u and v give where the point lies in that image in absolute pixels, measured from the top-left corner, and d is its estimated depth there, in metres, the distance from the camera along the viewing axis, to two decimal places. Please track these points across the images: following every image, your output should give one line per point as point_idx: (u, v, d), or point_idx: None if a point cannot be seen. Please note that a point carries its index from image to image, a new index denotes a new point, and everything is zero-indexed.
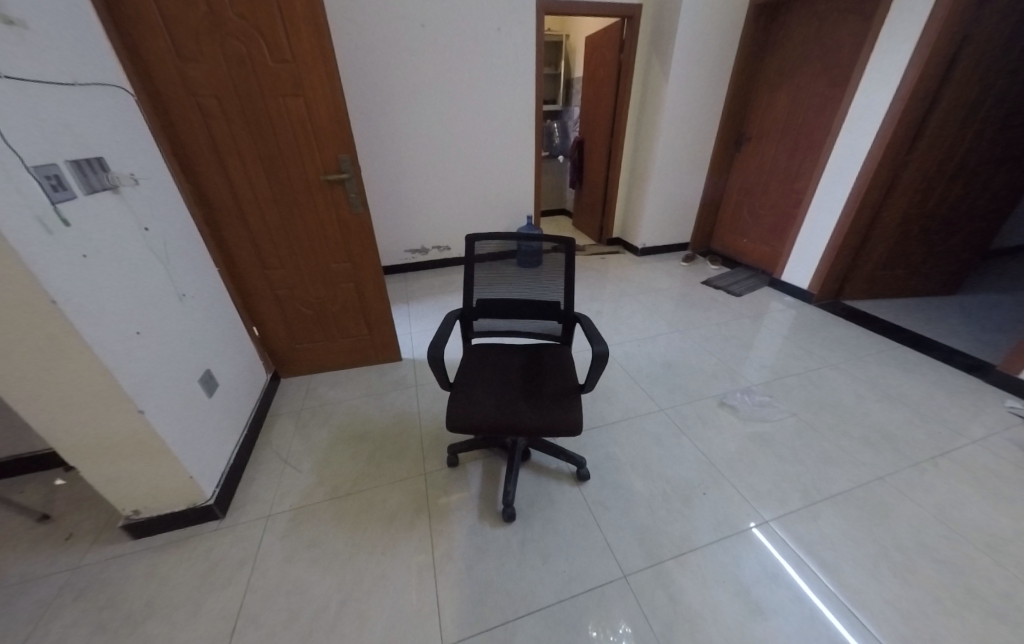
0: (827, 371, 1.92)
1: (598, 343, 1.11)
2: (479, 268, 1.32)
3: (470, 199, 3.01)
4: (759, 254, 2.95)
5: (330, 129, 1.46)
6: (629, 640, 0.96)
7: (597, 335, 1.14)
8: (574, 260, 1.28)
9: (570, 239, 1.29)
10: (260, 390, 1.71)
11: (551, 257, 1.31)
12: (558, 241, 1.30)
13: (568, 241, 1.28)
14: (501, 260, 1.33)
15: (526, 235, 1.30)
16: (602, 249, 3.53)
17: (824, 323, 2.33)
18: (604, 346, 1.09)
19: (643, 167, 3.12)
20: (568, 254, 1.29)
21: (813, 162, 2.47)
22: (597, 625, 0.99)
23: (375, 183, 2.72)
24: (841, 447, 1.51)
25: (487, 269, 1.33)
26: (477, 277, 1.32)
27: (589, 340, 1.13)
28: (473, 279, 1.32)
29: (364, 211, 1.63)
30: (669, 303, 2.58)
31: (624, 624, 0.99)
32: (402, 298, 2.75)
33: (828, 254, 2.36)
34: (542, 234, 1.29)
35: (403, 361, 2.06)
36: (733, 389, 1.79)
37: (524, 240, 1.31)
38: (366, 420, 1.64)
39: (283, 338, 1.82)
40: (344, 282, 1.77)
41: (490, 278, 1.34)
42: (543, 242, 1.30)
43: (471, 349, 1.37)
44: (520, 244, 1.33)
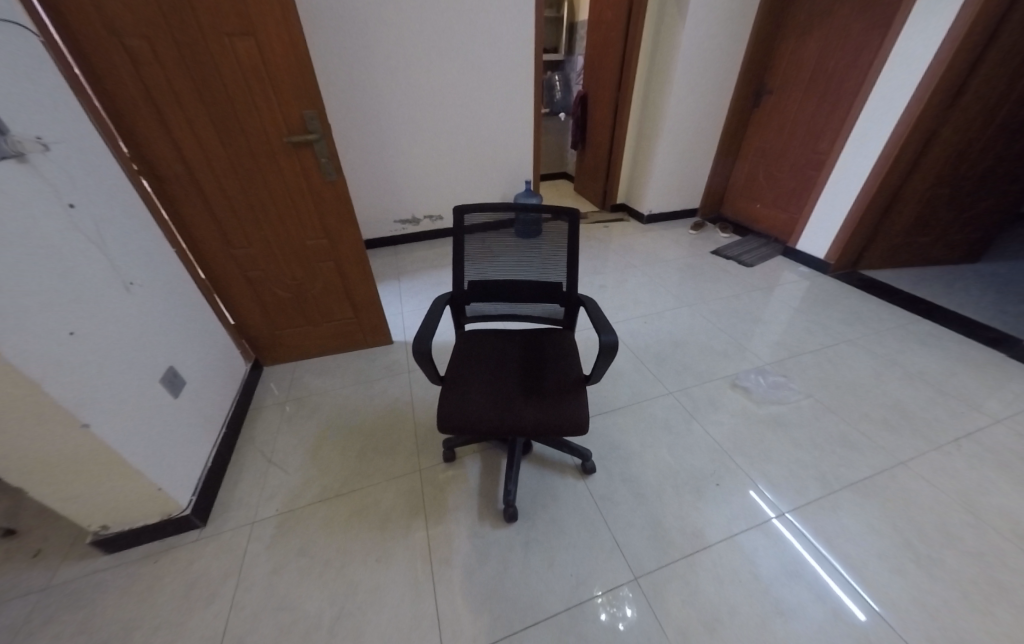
0: (845, 347, 1.77)
1: (606, 331, 0.95)
2: (470, 245, 1.15)
3: (461, 163, 2.75)
4: (773, 221, 2.76)
5: (289, 78, 1.23)
6: (631, 600, 0.95)
7: (606, 322, 0.99)
8: (579, 235, 1.11)
9: (575, 209, 1.11)
10: (239, 381, 1.57)
11: (552, 230, 1.13)
12: (561, 211, 1.13)
13: (572, 211, 1.11)
14: (495, 236, 1.15)
15: (523, 204, 1.13)
16: (605, 216, 3.32)
17: (839, 295, 2.18)
18: (613, 336, 0.93)
19: (653, 124, 2.84)
20: (573, 228, 1.12)
21: (841, 115, 2.23)
22: (601, 589, 0.97)
23: (359, 146, 2.46)
24: (863, 430, 1.35)
25: (478, 246, 1.16)
26: (468, 256, 1.16)
27: (596, 327, 0.98)
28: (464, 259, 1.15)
29: (339, 179, 1.44)
30: (677, 274, 2.42)
31: (626, 585, 0.98)
32: (392, 274, 2.57)
33: (851, 220, 2.18)
34: (541, 203, 1.12)
35: (394, 344, 1.92)
36: (746, 369, 1.63)
37: (520, 210, 1.13)
38: (355, 412, 1.53)
39: (261, 324, 1.66)
40: (323, 261, 1.60)
41: (483, 257, 1.17)
42: (543, 213, 1.12)
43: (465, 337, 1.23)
44: (516, 215, 1.15)
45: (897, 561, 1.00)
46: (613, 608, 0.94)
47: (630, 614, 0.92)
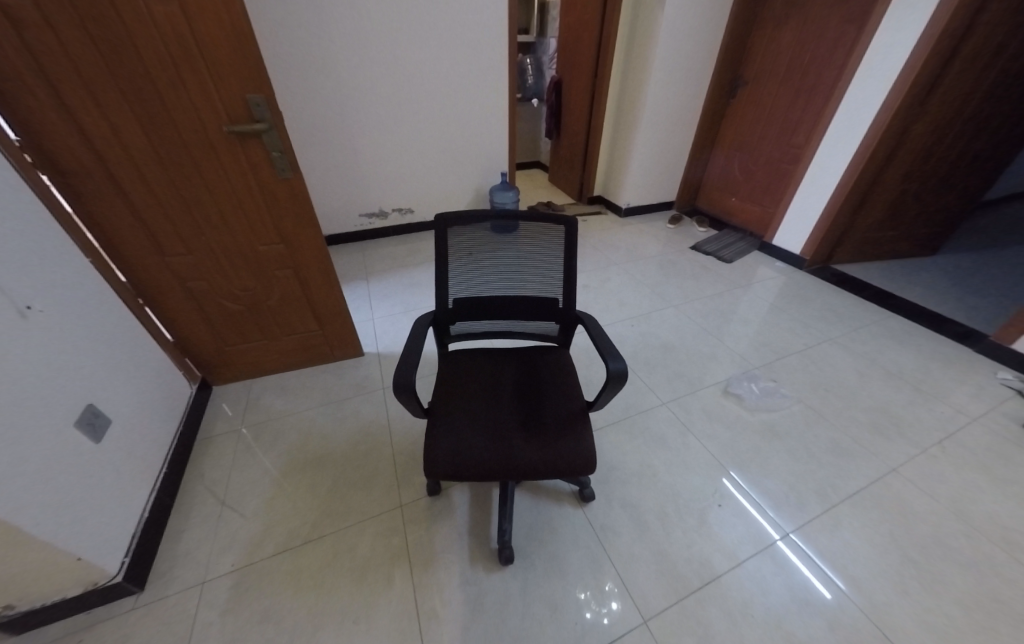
0: (826, 346, 1.78)
1: (615, 358, 0.87)
2: (453, 259, 1.02)
3: (431, 152, 2.55)
4: (749, 215, 2.76)
5: (226, 54, 1.02)
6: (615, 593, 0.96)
7: (612, 347, 0.90)
8: (577, 247, 1.01)
9: (572, 217, 1.01)
10: (183, 408, 1.37)
11: (546, 242, 1.02)
12: (557, 219, 1.02)
13: (569, 220, 1.00)
14: (481, 248, 1.04)
15: (511, 213, 1.01)
16: (583, 209, 3.23)
17: (815, 291, 2.20)
18: (621, 365, 0.84)
19: (630, 115, 2.76)
20: (569, 238, 1.02)
21: (815, 111, 2.22)
22: (586, 588, 0.97)
23: (317, 133, 2.22)
24: (853, 436, 1.35)
25: (463, 258, 1.03)
26: (451, 271, 1.03)
27: (602, 353, 0.89)
28: (446, 274, 1.02)
29: (295, 176, 1.24)
30: (659, 272, 2.38)
31: (611, 581, 0.98)
32: (360, 273, 2.37)
33: (825, 218, 2.20)
34: (533, 212, 1.01)
35: (366, 355, 1.76)
36: (737, 374, 1.61)
37: (508, 219, 1.02)
38: (324, 439, 1.37)
39: (208, 341, 1.45)
40: (280, 269, 1.40)
41: (468, 271, 1.05)
42: (536, 222, 1.01)
43: (451, 361, 1.12)
44: (504, 222, 1.03)
45: (898, 579, 0.99)
46: (597, 604, 0.95)
47: (614, 607, 0.94)
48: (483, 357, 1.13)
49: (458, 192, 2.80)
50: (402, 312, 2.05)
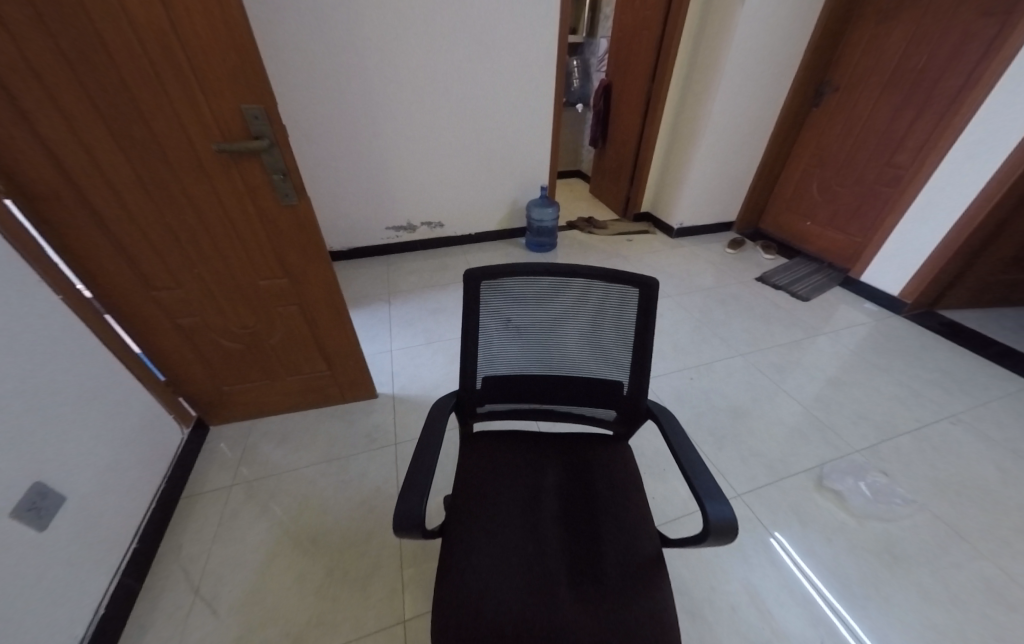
0: (947, 424, 1.40)
1: (715, 500, 0.68)
2: (487, 325, 0.82)
3: (466, 162, 2.34)
4: (827, 242, 2.37)
5: (217, 56, 0.80)
6: None
7: (706, 480, 0.71)
8: (656, 318, 0.79)
9: (652, 280, 0.78)
10: (168, 459, 1.20)
11: (614, 306, 0.81)
12: (632, 281, 0.79)
13: (649, 282, 0.78)
14: (525, 311, 0.83)
15: (569, 268, 0.80)
16: (628, 226, 2.92)
17: (919, 344, 1.79)
18: (728, 514, 0.65)
19: (691, 125, 2.43)
20: (646, 303, 0.79)
21: (928, 125, 1.83)
22: None
23: (346, 142, 2.06)
24: (1011, 571, 1.01)
25: (499, 326, 0.83)
26: (484, 338, 0.83)
27: (695, 491, 0.70)
28: (477, 343, 0.82)
29: (302, 203, 1.03)
30: (719, 308, 2.05)
31: None
32: (382, 293, 2.18)
33: (939, 256, 1.79)
34: (599, 269, 0.79)
35: (380, 398, 1.56)
36: (835, 462, 1.28)
37: (564, 278, 0.81)
38: (322, 511, 1.18)
39: (203, 382, 1.28)
40: (283, 306, 1.20)
41: (507, 339, 0.85)
42: (600, 283, 0.80)
43: (474, 459, 0.92)
44: (558, 282, 0.81)
45: None
46: None
47: None
48: (513, 454, 0.94)
49: (493, 206, 2.57)
50: (423, 344, 1.83)
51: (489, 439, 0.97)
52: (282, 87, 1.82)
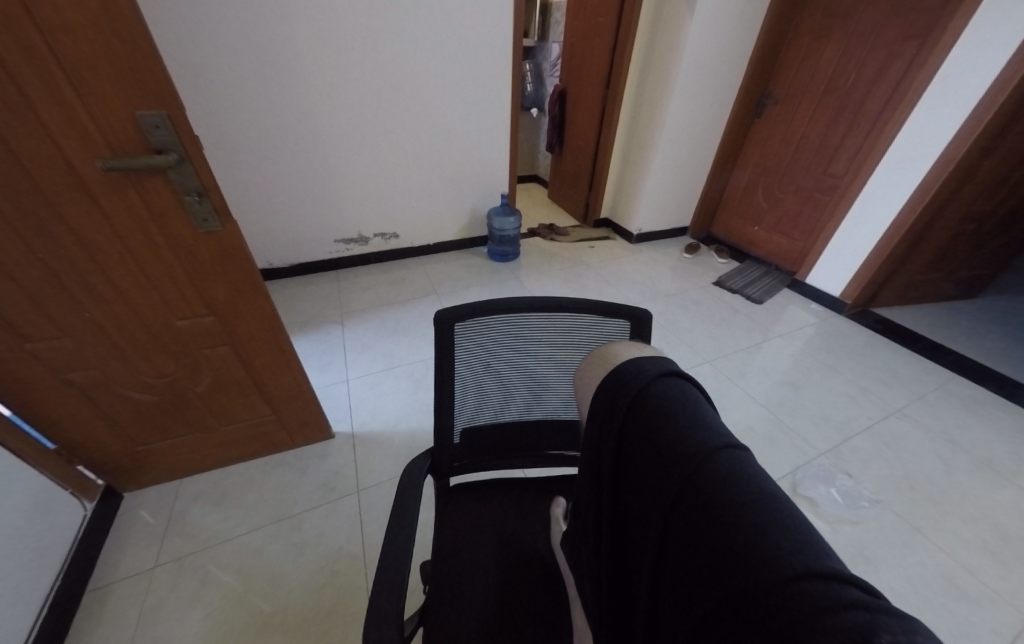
0: (895, 421, 1.48)
1: None
2: (463, 371, 0.72)
3: (417, 166, 2.18)
4: (774, 246, 2.52)
5: (96, 47, 0.61)
6: None
7: None
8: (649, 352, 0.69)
9: (644, 311, 0.68)
10: (70, 546, 0.98)
11: (602, 340, 0.71)
12: (623, 312, 0.69)
13: (642, 314, 0.68)
14: (504, 352, 0.73)
15: (554, 300, 0.70)
16: (588, 232, 2.91)
17: (861, 342, 1.92)
18: None
19: (645, 134, 2.47)
20: (639, 337, 0.69)
21: (858, 137, 1.97)
22: None
23: (284, 149, 1.85)
24: (965, 564, 1.06)
25: (476, 368, 0.73)
26: (460, 387, 0.72)
27: None
28: (453, 394, 0.72)
29: (227, 227, 0.85)
30: (683, 313, 2.08)
31: None
32: (334, 313, 1.99)
33: (875, 258, 1.93)
34: (584, 300, 0.70)
35: (337, 437, 1.39)
36: (807, 468, 1.29)
37: (546, 311, 0.71)
38: (272, 586, 1.01)
39: (111, 442, 1.05)
40: (211, 348, 1.01)
41: (486, 384, 0.75)
42: (585, 315, 0.70)
43: (454, 522, 0.80)
44: (540, 315, 0.71)
45: None
46: None
47: None
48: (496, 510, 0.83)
49: (451, 214, 2.45)
50: (383, 370, 1.67)
51: (470, 493, 0.86)
52: (197, 82, 1.57)
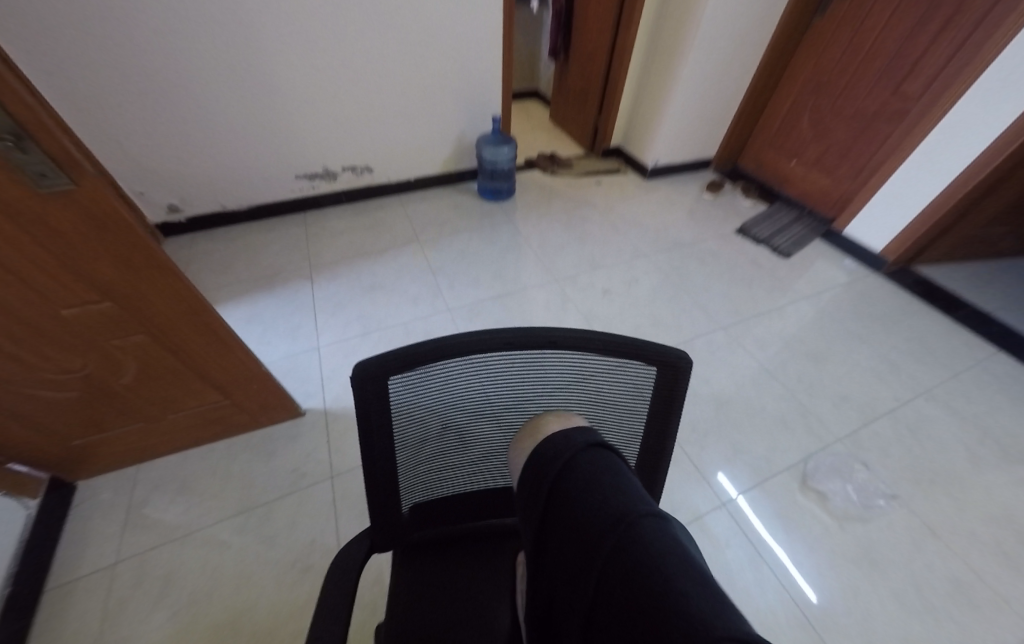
0: (922, 403, 1.35)
1: None
2: (404, 438, 0.47)
3: (388, 79, 1.77)
4: (812, 184, 2.17)
5: None
6: None
7: None
8: (680, 414, 0.47)
9: (680, 356, 0.44)
10: (16, 540, 0.91)
11: (613, 394, 0.46)
12: (649, 358, 0.44)
13: (673, 360, 0.44)
14: (473, 410, 0.47)
15: (541, 337, 0.43)
16: (596, 164, 2.52)
17: (896, 306, 1.71)
18: None
19: (674, 36, 1.98)
20: (669, 393, 0.46)
21: (953, 42, 1.53)
22: None
23: (217, 59, 1.49)
24: (976, 568, 1.00)
25: (419, 433, 0.48)
26: (403, 456, 0.49)
27: None
28: (392, 468, 0.49)
29: (82, 183, 0.59)
30: (696, 266, 1.84)
31: None
32: (302, 264, 1.78)
33: (938, 206, 1.64)
34: (592, 335, 0.43)
35: (308, 413, 1.26)
36: (820, 457, 1.19)
37: (534, 352, 0.43)
38: (241, 579, 0.96)
39: (39, 437, 0.93)
40: (123, 337, 0.82)
41: (447, 448, 0.51)
42: (592, 356, 0.44)
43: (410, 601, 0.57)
44: (514, 362, 0.44)
45: None
46: None
47: None
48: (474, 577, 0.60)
49: (434, 141, 2.08)
50: (359, 336, 1.49)
51: (434, 551, 0.63)
52: None
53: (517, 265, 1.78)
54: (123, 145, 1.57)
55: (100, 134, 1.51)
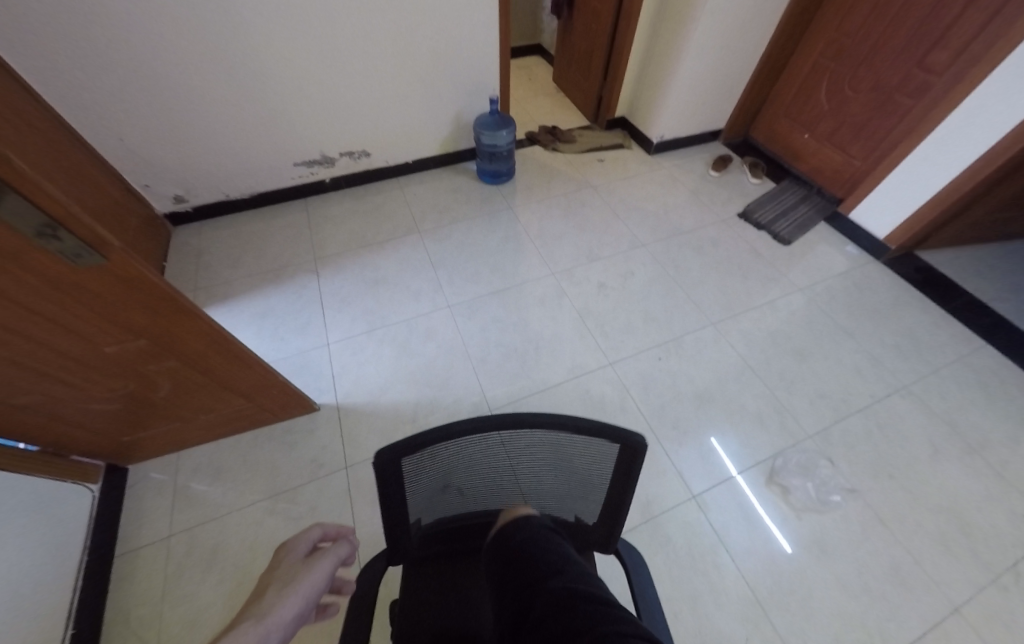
0: (896, 399, 1.42)
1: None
2: (414, 495, 0.58)
3: (380, 61, 1.71)
4: (823, 160, 2.09)
5: None
6: None
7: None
8: (637, 476, 0.58)
9: (637, 437, 0.54)
10: (89, 519, 1.09)
11: (583, 459, 0.58)
12: (609, 435, 0.54)
13: (630, 440, 0.54)
14: (469, 472, 0.58)
15: (523, 421, 0.53)
16: (600, 138, 2.43)
17: (890, 298, 1.72)
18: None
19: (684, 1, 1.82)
20: (627, 460, 0.57)
21: (986, 9, 1.38)
22: None
23: (205, 51, 1.45)
24: (914, 554, 1.13)
25: (426, 489, 0.59)
26: (412, 507, 0.60)
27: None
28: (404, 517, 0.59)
29: (111, 256, 0.66)
30: (693, 256, 1.85)
31: None
32: (307, 257, 1.83)
33: (945, 196, 1.60)
34: (564, 419, 0.53)
35: (322, 409, 1.40)
36: (788, 453, 1.29)
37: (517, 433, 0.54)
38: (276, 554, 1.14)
39: (96, 437, 1.07)
40: (158, 365, 0.92)
41: (449, 498, 0.62)
42: (572, 439, 0.55)
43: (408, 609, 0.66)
44: (502, 438, 0.55)
45: None
46: None
47: None
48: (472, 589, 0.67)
49: (431, 123, 2.03)
50: (365, 333, 1.58)
51: (436, 569, 0.69)
52: None
53: (516, 258, 1.81)
54: (124, 141, 1.58)
55: (100, 132, 1.52)
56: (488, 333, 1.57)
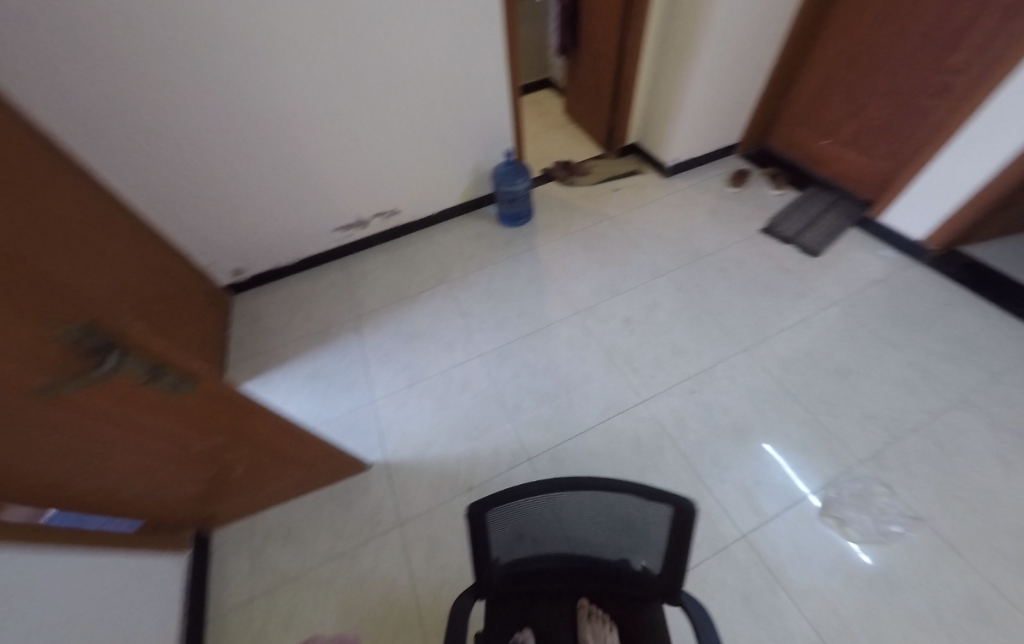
0: (955, 413, 1.35)
1: None
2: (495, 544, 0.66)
3: (403, 129, 1.85)
4: (845, 164, 2.04)
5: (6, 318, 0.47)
6: None
7: None
8: (692, 541, 0.63)
9: (689, 502, 0.60)
10: (182, 585, 1.21)
11: (641, 517, 0.65)
12: (663, 496, 0.61)
13: (683, 504, 0.60)
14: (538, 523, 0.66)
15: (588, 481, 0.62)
16: (612, 166, 2.47)
17: (937, 301, 1.64)
18: None
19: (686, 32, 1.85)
20: (681, 523, 0.62)
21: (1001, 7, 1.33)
22: None
23: (253, 144, 1.64)
24: (995, 584, 1.06)
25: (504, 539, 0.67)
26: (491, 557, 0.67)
27: None
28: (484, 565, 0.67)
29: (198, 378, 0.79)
30: (719, 279, 1.84)
31: None
32: (348, 314, 1.96)
33: (984, 194, 1.53)
34: (623, 482, 0.62)
35: (374, 466, 1.49)
36: (841, 483, 1.25)
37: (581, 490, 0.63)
38: (345, 610, 1.22)
39: (186, 510, 1.20)
40: (236, 450, 1.06)
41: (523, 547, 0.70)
42: (629, 497, 0.63)
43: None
44: (570, 494, 0.63)
45: None
46: None
47: None
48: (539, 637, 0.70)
49: (450, 176, 2.15)
50: (406, 387, 1.68)
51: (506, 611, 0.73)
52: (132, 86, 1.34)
53: (541, 299, 1.87)
54: (188, 230, 1.78)
55: (169, 224, 1.73)
56: (522, 379, 1.63)
